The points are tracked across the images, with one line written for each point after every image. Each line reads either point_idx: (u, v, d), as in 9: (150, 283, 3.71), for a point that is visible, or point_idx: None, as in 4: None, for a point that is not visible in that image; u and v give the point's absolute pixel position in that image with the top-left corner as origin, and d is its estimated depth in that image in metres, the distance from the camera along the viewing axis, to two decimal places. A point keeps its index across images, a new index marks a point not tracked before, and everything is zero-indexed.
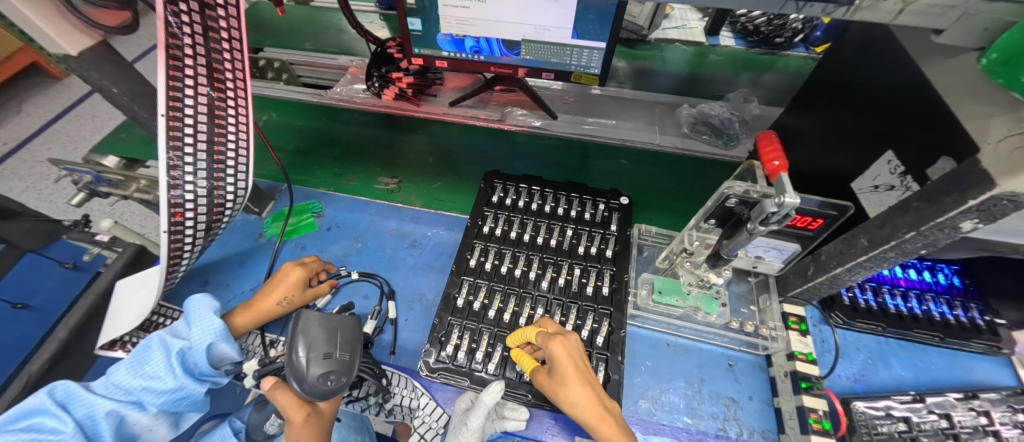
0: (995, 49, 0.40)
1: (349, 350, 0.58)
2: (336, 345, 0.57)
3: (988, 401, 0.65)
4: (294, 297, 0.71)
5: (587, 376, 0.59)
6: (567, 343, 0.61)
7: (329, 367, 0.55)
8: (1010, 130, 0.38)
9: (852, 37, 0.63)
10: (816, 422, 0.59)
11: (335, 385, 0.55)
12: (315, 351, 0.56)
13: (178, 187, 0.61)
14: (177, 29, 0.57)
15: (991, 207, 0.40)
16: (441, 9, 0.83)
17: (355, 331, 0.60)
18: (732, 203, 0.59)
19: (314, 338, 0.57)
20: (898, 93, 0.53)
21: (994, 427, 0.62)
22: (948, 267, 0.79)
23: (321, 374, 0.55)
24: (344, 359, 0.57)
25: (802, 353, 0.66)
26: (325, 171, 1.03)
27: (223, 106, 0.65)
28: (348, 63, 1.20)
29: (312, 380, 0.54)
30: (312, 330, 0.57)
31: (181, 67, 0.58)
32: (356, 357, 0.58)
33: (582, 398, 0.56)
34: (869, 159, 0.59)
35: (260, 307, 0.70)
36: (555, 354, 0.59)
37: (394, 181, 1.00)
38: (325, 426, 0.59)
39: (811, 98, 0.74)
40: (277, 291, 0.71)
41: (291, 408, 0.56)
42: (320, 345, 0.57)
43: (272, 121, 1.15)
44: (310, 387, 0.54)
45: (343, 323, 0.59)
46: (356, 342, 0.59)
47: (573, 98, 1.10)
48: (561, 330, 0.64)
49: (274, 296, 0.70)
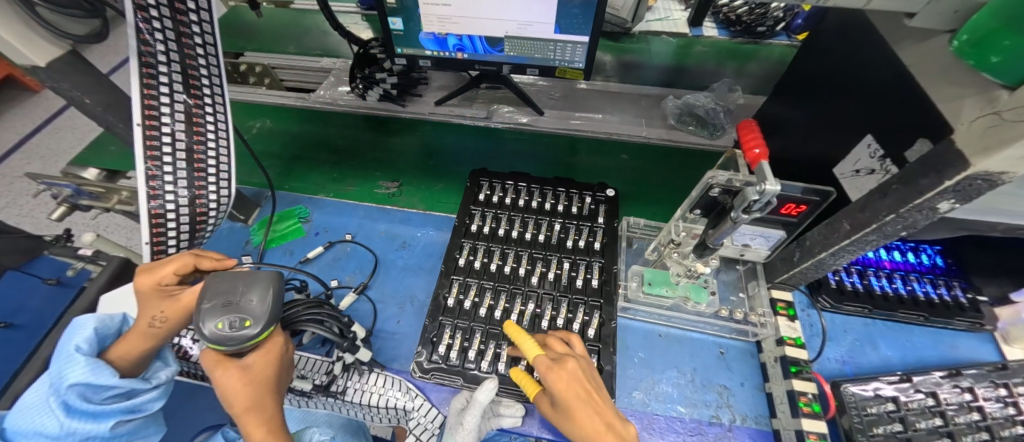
0: (965, 31, 0.41)
1: (259, 296, 0.51)
2: (240, 295, 0.50)
3: (972, 378, 0.66)
4: (166, 307, 0.55)
5: (603, 405, 0.55)
6: (565, 372, 0.56)
7: (231, 315, 0.49)
8: (983, 110, 0.38)
9: (831, 23, 0.64)
10: (806, 405, 0.60)
11: (239, 334, 0.48)
12: (215, 301, 0.49)
13: (158, 197, 0.60)
14: (150, 35, 0.56)
15: (966, 187, 0.41)
16: (422, 8, 0.83)
17: (270, 278, 0.52)
18: (716, 192, 0.60)
19: (215, 288, 0.50)
20: (875, 77, 0.54)
21: (979, 403, 0.64)
22: (931, 248, 0.81)
23: (220, 324, 0.48)
24: (250, 307, 0.50)
25: (791, 338, 0.67)
26: (323, 176, 1.01)
27: (202, 113, 0.64)
28: (331, 65, 1.18)
29: (207, 332, 0.48)
30: (214, 280, 0.51)
31: (156, 74, 0.58)
32: (268, 304, 0.51)
33: (592, 427, 0.52)
34: (849, 144, 0.59)
35: (132, 334, 0.54)
36: (554, 385, 0.55)
37: (394, 184, 0.99)
38: (257, 378, 0.51)
39: (792, 85, 0.74)
40: (143, 309, 0.55)
41: (211, 364, 0.51)
42: (221, 294, 0.50)
43: (255, 128, 1.14)
44: (208, 339, 0.48)
45: (252, 271, 0.52)
46: (270, 288, 0.52)
47: (559, 93, 1.10)
48: (563, 354, 0.59)
49: (142, 315, 0.55)
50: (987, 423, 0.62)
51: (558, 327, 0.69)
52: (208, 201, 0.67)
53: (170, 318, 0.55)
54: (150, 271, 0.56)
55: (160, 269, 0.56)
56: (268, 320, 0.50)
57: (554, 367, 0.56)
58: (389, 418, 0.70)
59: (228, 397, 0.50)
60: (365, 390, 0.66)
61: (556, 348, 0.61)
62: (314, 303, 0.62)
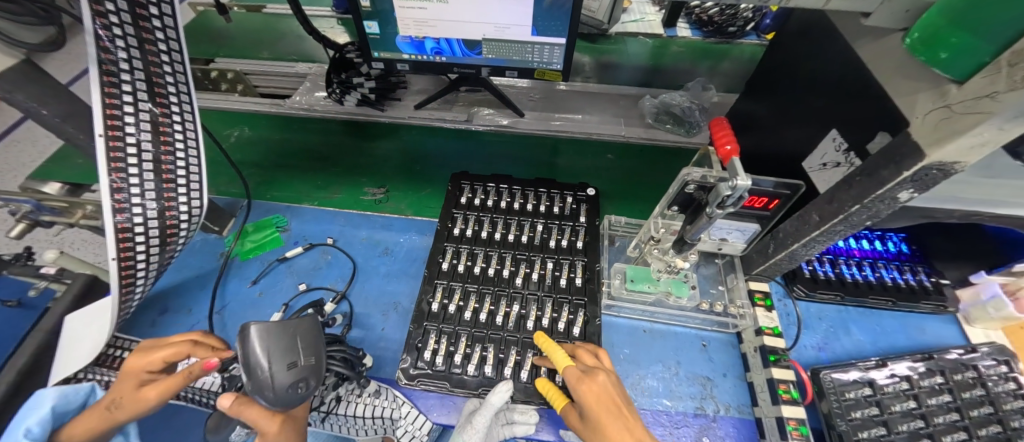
0: (917, 29, 0.43)
1: (316, 352, 0.54)
2: (301, 351, 0.52)
3: (942, 361, 0.69)
4: (129, 397, 0.54)
5: (632, 420, 0.54)
6: (597, 383, 0.57)
7: (300, 375, 0.51)
8: (935, 104, 0.41)
9: (795, 24, 0.66)
10: (785, 392, 0.62)
11: (306, 391, 0.51)
12: (280, 362, 0.50)
13: (124, 210, 0.58)
14: (110, 42, 0.54)
15: (923, 176, 0.43)
16: (398, 11, 0.82)
17: (319, 332, 0.56)
18: (691, 188, 0.61)
19: (274, 349, 0.51)
20: (838, 74, 0.56)
21: (949, 385, 0.67)
22: (896, 235, 0.85)
23: (291, 384, 0.50)
24: (313, 364, 0.53)
25: (769, 327, 0.69)
26: (308, 184, 0.99)
27: (169, 122, 0.62)
28: (306, 70, 1.16)
29: (281, 390, 0.49)
30: (270, 340, 0.51)
31: (118, 82, 0.56)
32: (324, 358, 0.54)
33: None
34: (816, 138, 0.61)
35: (91, 412, 0.53)
36: (585, 399, 0.56)
37: (381, 190, 0.98)
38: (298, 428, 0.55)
39: (762, 83, 0.77)
40: (114, 388, 0.55)
41: (258, 419, 0.51)
42: (283, 354, 0.51)
43: (227, 135, 1.10)
44: (278, 397, 0.49)
45: (302, 326, 0.54)
46: (322, 342, 0.55)
47: (539, 94, 1.11)
48: (595, 366, 0.60)
49: (110, 393, 0.54)
50: (956, 404, 0.65)
51: (543, 327, 0.70)
52: (179, 213, 0.66)
53: (128, 407, 0.53)
54: (144, 355, 0.56)
55: (154, 354, 0.56)
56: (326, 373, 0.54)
57: (586, 378, 0.58)
58: (376, 429, 0.69)
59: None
60: (352, 401, 0.65)
61: (585, 361, 0.62)
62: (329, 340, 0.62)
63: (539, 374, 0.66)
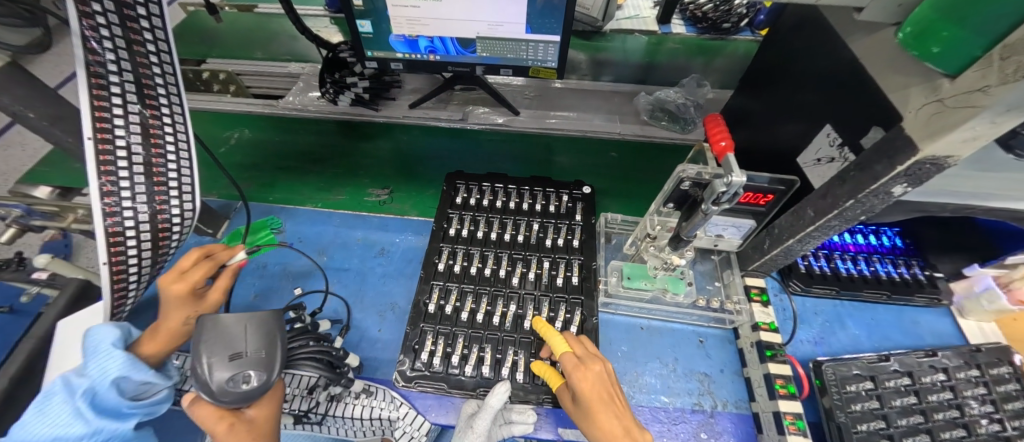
0: (909, 24, 0.43)
1: (268, 346, 0.51)
2: (249, 343, 0.50)
3: (941, 356, 0.69)
4: (200, 306, 0.61)
5: (621, 409, 0.55)
6: (592, 372, 0.57)
7: (240, 368, 0.48)
8: (927, 98, 0.41)
9: (789, 20, 0.66)
10: (782, 387, 0.62)
11: (249, 388, 0.48)
12: (220, 355, 0.48)
13: (115, 214, 0.57)
14: (97, 43, 0.53)
15: (917, 171, 0.44)
16: (391, 10, 0.81)
17: (273, 324, 0.52)
18: (686, 186, 0.61)
19: (215, 342, 0.49)
20: (832, 70, 0.56)
21: (951, 382, 0.67)
22: (890, 230, 0.85)
23: (229, 379, 0.47)
24: (258, 358, 0.49)
25: (765, 322, 0.69)
26: (312, 187, 0.98)
27: (159, 124, 0.62)
28: (299, 71, 1.15)
29: (221, 384, 0.47)
30: (214, 333, 0.50)
31: (107, 84, 0.55)
32: (275, 351, 0.51)
33: (612, 430, 0.52)
34: (810, 134, 0.62)
35: (160, 335, 0.57)
36: (579, 387, 0.56)
37: (385, 191, 0.97)
38: (260, 431, 0.50)
39: (756, 79, 0.77)
40: (171, 310, 0.59)
41: (211, 420, 0.49)
42: (224, 346, 0.49)
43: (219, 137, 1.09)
44: (220, 392, 0.47)
45: (251, 319, 0.51)
46: (274, 335, 0.51)
47: (534, 93, 1.10)
48: (589, 355, 0.60)
49: (173, 313, 0.59)
50: (957, 401, 0.65)
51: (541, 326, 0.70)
52: (171, 217, 0.65)
53: (203, 314, 0.61)
54: (182, 278, 0.59)
55: (191, 275, 0.60)
56: (279, 368, 0.50)
57: (581, 366, 0.58)
58: (372, 429, 0.68)
59: None
60: (348, 403, 0.65)
61: (583, 347, 0.62)
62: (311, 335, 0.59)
63: (536, 374, 0.65)
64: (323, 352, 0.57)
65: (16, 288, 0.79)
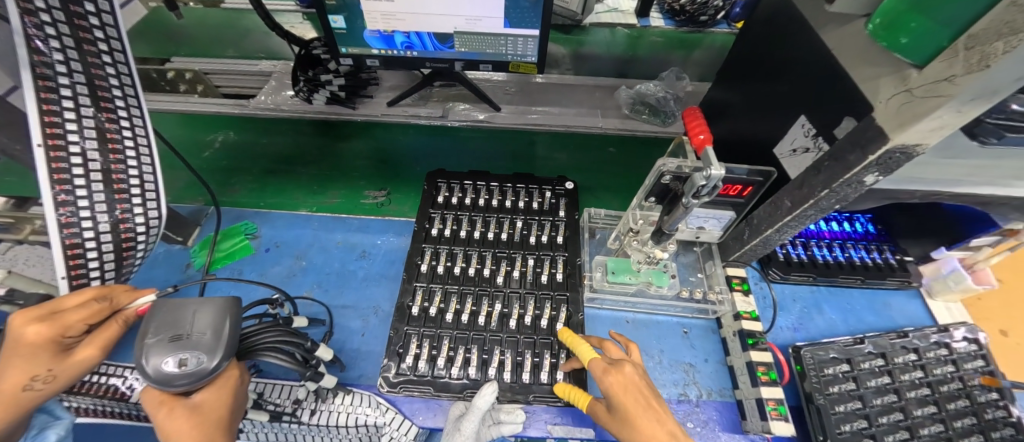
0: (878, 15, 0.43)
1: (213, 330, 0.48)
2: (193, 327, 0.48)
3: (913, 337, 0.72)
4: (54, 364, 0.46)
5: (662, 413, 0.53)
6: (624, 375, 0.56)
7: (180, 350, 0.46)
8: (896, 89, 0.42)
9: (763, 12, 0.67)
10: (764, 374, 0.64)
11: (186, 370, 0.45)
12: (162, 335, 0.47)
13: (72, 225, 0.54)
14: (43, 43, 0.50)
15: (887, 160, 0.45)
16: (363, 5, 0.79)
17: (224, 306, 0.50)
18: (667, 179, 0.61)
19: (162, 322, 0.48)
20: (806, 61, 0.56)
21: (922, 362, 0.69)
22: (863, 216, 0.88)
23: (167, 360, 0.45)
24: (201, 339, 0.47)
25: (747, 312, 0.70)
26: (305, 189, 0.95)
27: (117, 128, 0.58)
28: (271, 69, 1.11)
29: (155, 366, 0.45)
30: (163, 312, 0.49)
31: (56, 87, 0.52)
32: (221, 335, 0.48)
33: (655, 435, 0.50)
34: (785, 126, 0.62)
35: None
36: (612, 391, 0.55)
37: (383, 193, 0.95)
38: (206, 418, 0.48)
39: (732, 71, 0.78)
40: (12, 364, 0.45)
41: (155, 405, 0.47)
42: (169, 328, 0.47)
43: (197, 141, 1.05)
44: (156, 375, 0.45)
45: (203, 301, 0.49)
46: (224, 318, 0.49)
47: (515, 88, 1.09)
48: (618, 360, 0.59)
49: (11, 372, 0.45)
50: (928, 380, 0.68)
51: (526, 325, 0.69)
52: (135, 226, 0.61)
53: (57, 377, 0.47)
54: (47, 320, 0.46)
55: (64, 318, 0.47)
56: (223, 352, 0.47)
57: (613, 370, 0.57)
58: (358, 436, 0.67)
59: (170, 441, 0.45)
60: (331, 408, 0.63)
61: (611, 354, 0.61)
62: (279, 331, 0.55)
63: (522, 373, 0.65)
64: (289, 341, 0.54)
65: None
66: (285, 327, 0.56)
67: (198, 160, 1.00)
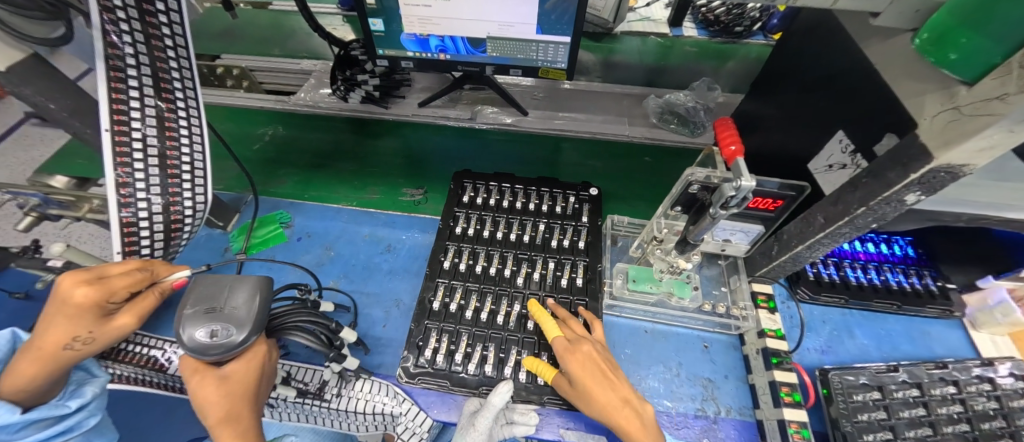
0: (926, 30, 0.42)
1: (244, 306, 0.51)
2: (227, 301, 0.51)
3: (954, 368, 0.68)
4: (94, 328, 0.50)
5: (616, 382, 0.58)
6: (582, 352, 0.60)
7: (213, 322, 0.49)
8: (942, 106, 0.40)
9: (802, 23, 0.66)
10: (788, 395, 0.62)
11: (217, 342, 0.48)
12: (199, 307, 0.50)
13: (130, 205, 0.59)
14: (117, 38, 0.55)
15: (930, 179, 0.43)
16: (402, 9, 0.82)
17: (258, 284, 0.52)
18: (695, 189, 0.61)
19: (199, 294, 0.51)
20: (847, 76, 0.55)
21: (962, 395, 0.65)
22: (902, 239, 0.84)
23: (202, 331, 0.49)
24: (233, 314, 0.50)
25: (772, 329, 0.68)
26: (345, 184, 0.99)
27: (175, 117, 0.63)
28: (311, 67, 1.16)
29: (191, 335, 0.48)
30: (201, 285, 0.52)
31: (125, 78, 0.56)
32: (251, 311, 0.51)
33: (610, 402, 0.56)
34: (821, 140, 0.61)
35: (36, 355, 0.48)
36: (570, 367, 0.59)
37: (420, 191, 0.97)
38: (233, 389, 0.50)
39: (768, 84, 0.76)
40: (58, 322, 0.48)
41: (190, 372, 0.51)
42: (205, 300, 0.50)
43: (248, 134, 1.11)
44: (192, 343, 0.48)
45: (238, 278, 0.52)
46: (255, 296, 0.52)
47: (543, 93, 1.10)
48: (577, 337, 0.63)
49: (57, 330, 0.48)
50: (967, 415, 0.64)
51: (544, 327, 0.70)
52: (184, 208, 0.65)
53: (94, 340, 0.50)
54: (97, 284, 0.49)
55: (111, 285, 0.50)
56: (251, 327, 0.50)
57: (572, 349, 0.61)
58: (375, 424, 0.69)
59: (202, 407, 0.49)
60: (351, 394, 0.65)
61: (573, 330, 0.65)
62: (306, 309, 0.59)
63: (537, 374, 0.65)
64: (312, 320, 0.58)
65: (28, 274, 0.78)
66: (310, 309, 0.60)
67: (240, 151, 1.06)
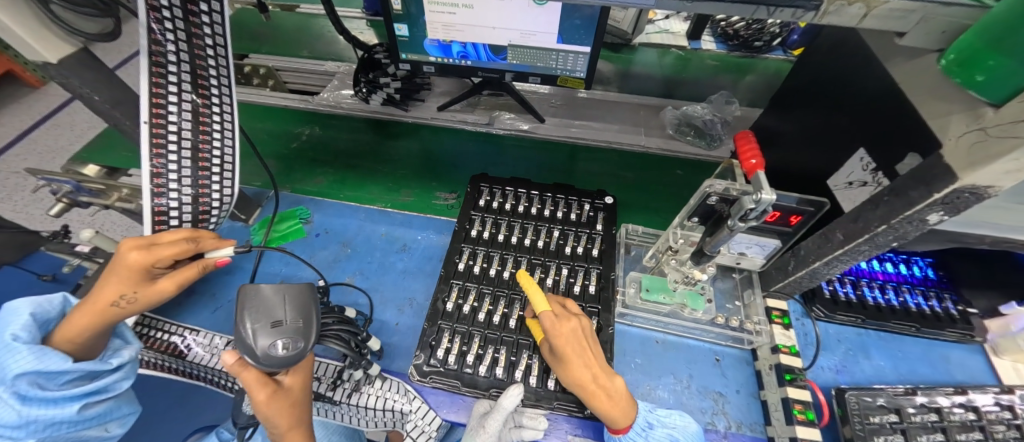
0: (952, 51, 0.42)
1: (303, 317, 0.54)
2: (287, 313, 0.53)
3: (976, 395, 0.66)
4: (139, 289, 0.53)
5: (593, 358, 0.60)
6: (567, 328, 0.60)
7: (281, 335, 0.51)
8: (969, 126, 0.40)
9: (825, 40, 0.66)
10: (801, 413, 0.61)
11: (289, 354, 0.50)
12: (262, 322, 0.51)
13: (161, 194, 0.61)
14: (161, 35, 0.58)
15: (954, 199, 0.43)
16: (428, 15, 0.84)
17: (307, 294, 0.55)
18: (713, 200, 0.61)
19: (257, 310, 0.52)
20: (868, 94, 0.55)
21: (983, 423, 0.63)
22: (922, 260, 0.83)
23: (272, 343, 0.50)
24: (296, 325, 0.52)
25: (786, 346, 0.67)
26: (381, 186, 1.01)
27: (209, 112, 0.65)
28: (335, 69, 1.19)
29: (263, 350, 0.50)
30: (253, 302, 0.53)
31: (165, 73, 0.59)
32: (311, 321, 0.54)
33: (580, 375, 0.58)
34: (842, 158, 0.61)
35: (86, 309, 0.51)
36: (555, 339, 0.59)
37: (453, 195, 0.99)
38: (296, 400, 0.54)
39: (788, 100, 0.76)
40: (112, 280, 0.52)
41: (255, 386, 0.51)
42: (266, 315, 0.52)
43: (287, 132, 1.13)
44: (264, 357, 0.50)
45: (288, 289, 0.55)
46: (309, 305, 0.55)
47: (560, 101, 1.12)
48: (565, 312, 0.63)
49: (107, 288, 0.52)
50: None
51: None
52: (211, 200, 0.68)
53: (139, 300, 0.54)
54: (146, 249, 0.53)
55: (158, 250, 0.53)
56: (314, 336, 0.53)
57: (559, 323, 0.60)
58: (384, 421, 0.69)
59: (270, 418, 0.51)
60: (364, 391, 0.66)
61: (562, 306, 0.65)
62: (337, 317, 0.62)
63: (548, 380, 0.66)
64: (345, 329, 0.62)
65: (57, 259, 0.81)
66: (337, 314, 0.63)
67: (262, 146, 1.08)
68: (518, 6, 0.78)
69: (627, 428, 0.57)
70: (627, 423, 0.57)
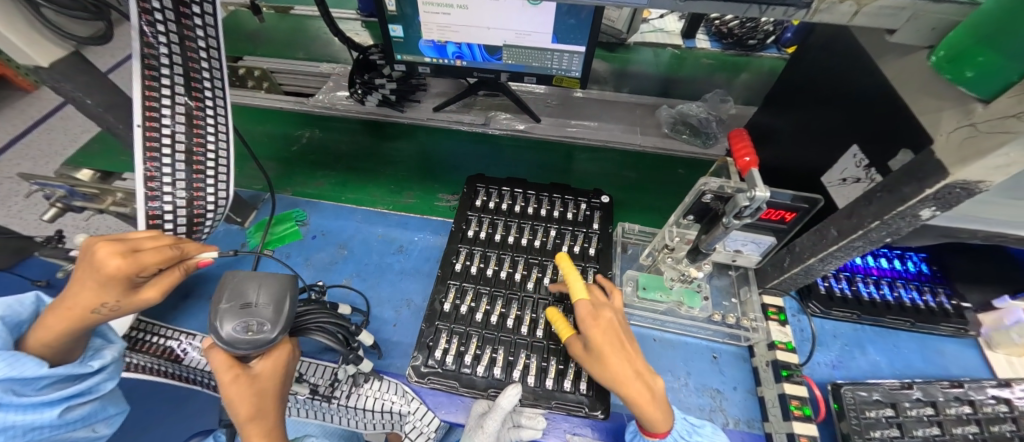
0: (943, 47, 0.43)
1: (273, 302, 0.53)
2: (259, 297, 0.53)
3: (970, 389, 0.66)
4: (121, 297, 0.52)
5: (632, 354, 0.60)
6: (604, 320, 0.61)
7: (248, 317, 0.51)
8: (959, 122, 0.40)
9: (818, 38, 0.66)
10: (797, 408, 0.61)
11: (254, 337, 0.50)
12: (232, 303, 0.52)
13: (156, 198, 0.61)
14: (153, 38, 0.57)
15: (946, 194, 0.43)
16: (422, 16, 0.84)
17: (285, 283, 0.55)
18: (708, 199, 0.62)
19: (232, 291, 0.53)
20: (861, 91, 0.55)
21: (978, 416, 0.64)
22: (916, 255, 0.83)
23: (236, 324, 0.50)
24: (264, 309, 0.52)
25: (782, 342, 0.68)
26: (381, 188, 1.00)
27: (203, 115, 0.65)
28: (330, 71, 1.19)
29: (228, 330, 0.50)
30: (232, 283, 0.54)
31: (157, 76, 0.59)
32: (282, 307, 0.53)
33: (623, 372, 0.57)
34: (836, 154, 0.61)
35: (65, 314, 0.50)
36: (594, 332, 0.59)
37: (455, 197, 0.98)
38: (263, 388, 0.52)
39: (782, 98, 0.77)
40: (90, 287, 0.51)
41: (221, 367, 0.51)
42: (238, 296, 0.52)
43: (286, 134, 1.13)
44: (228, 337, 0.50)
45: (268, 275, 0.55)
46: (284, 292, 0.54)
47: (556, 101, 1.12)
48: (599, 303, 0.64)
49: (86, 294, 0.51)
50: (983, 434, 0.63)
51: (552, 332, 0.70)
52: (206, 203, 0.67)
53: (120, 307, 0.53)
54: (130, 257, 0.51)
55: (142, 259, 0.51)
56: (282, 324, 0.52)
57: (595, 315, 0.61)
58: (383, 423, 0.69)
59: (232, 404, 0.50)
60: (362, 392, 0.66)
61: (596, 296, 0.65)
62: (330, 315, 0.61)
63: (546, 379, 0.66)
64: (334, 323, 0.61)
65: (51, 264, 0.80)
66: (330, 310, 0.63)
67: (257, 149, 1.08)
68: (513, 6, 0.78)
69: (666, 432, 0.56)
70: (666, 426, 0.55)
